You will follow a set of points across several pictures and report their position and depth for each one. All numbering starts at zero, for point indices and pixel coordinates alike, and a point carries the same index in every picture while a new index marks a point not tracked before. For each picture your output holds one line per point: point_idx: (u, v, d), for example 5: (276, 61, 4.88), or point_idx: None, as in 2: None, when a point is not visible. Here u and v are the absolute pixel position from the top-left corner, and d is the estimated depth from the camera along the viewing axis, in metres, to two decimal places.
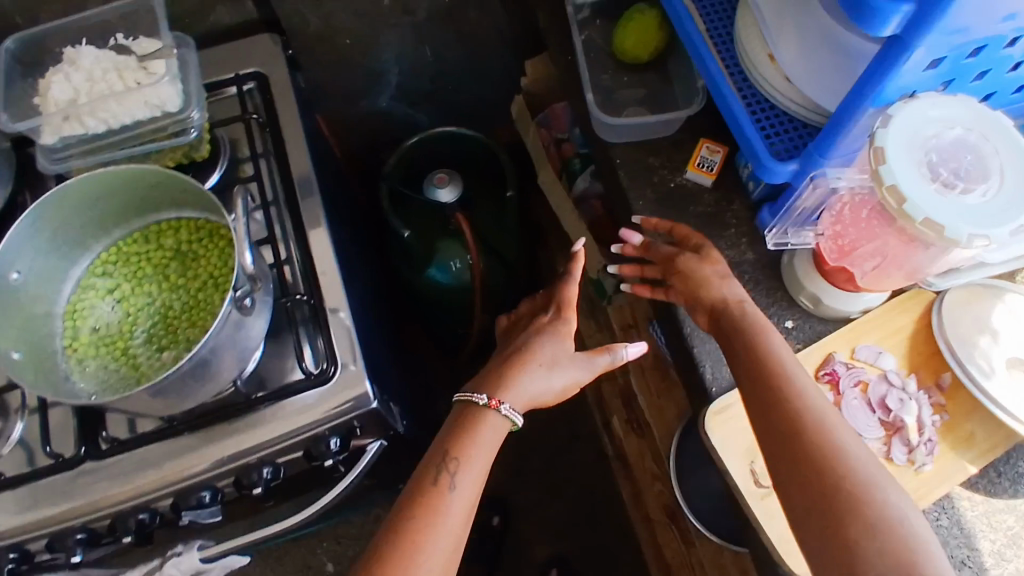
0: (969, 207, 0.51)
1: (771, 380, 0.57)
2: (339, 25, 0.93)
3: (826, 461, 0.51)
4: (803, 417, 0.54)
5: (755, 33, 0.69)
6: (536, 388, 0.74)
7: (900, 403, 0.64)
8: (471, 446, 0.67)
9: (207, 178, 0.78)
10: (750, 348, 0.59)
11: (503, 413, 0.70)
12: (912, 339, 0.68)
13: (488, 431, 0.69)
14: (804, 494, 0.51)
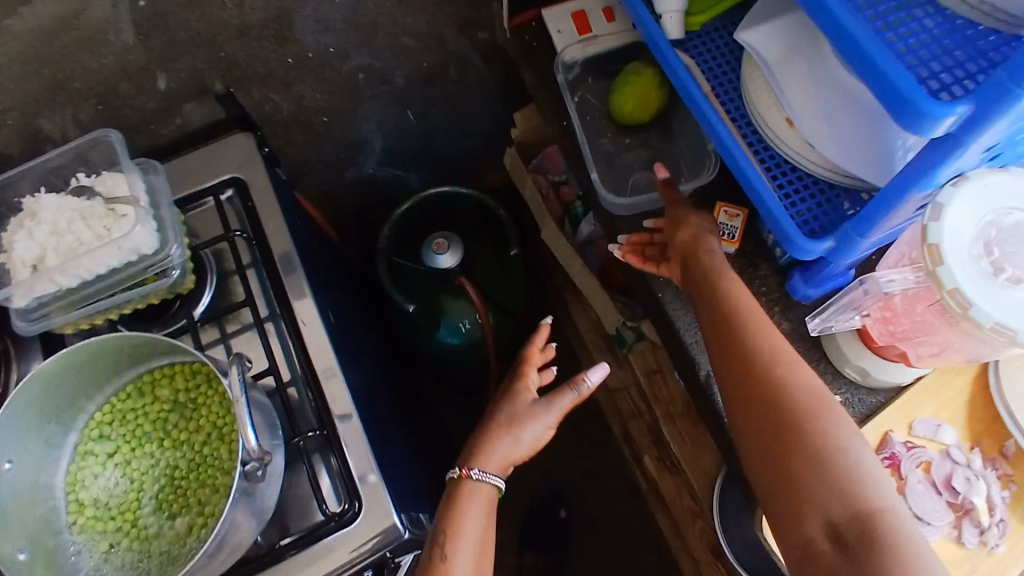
0: None
1: (728, 318, 0.57)
2: (314, 106, 0.89)
3: (777, 395, 0.51)
4: (764, 376, 0.52)
5: (766, 92, 0.63)
6: (506, 448, 0.72)
7: (967, 483, 0.60)
8: (460, 519, 0.65)
9: (197, 301, 0.73)
10: (716, 311, 0.58)
11: (475, 478, 0.68)
12: (969, 406, 0.63)
13: (474, 500, 0.67)
14: (754, 428, 0.51)
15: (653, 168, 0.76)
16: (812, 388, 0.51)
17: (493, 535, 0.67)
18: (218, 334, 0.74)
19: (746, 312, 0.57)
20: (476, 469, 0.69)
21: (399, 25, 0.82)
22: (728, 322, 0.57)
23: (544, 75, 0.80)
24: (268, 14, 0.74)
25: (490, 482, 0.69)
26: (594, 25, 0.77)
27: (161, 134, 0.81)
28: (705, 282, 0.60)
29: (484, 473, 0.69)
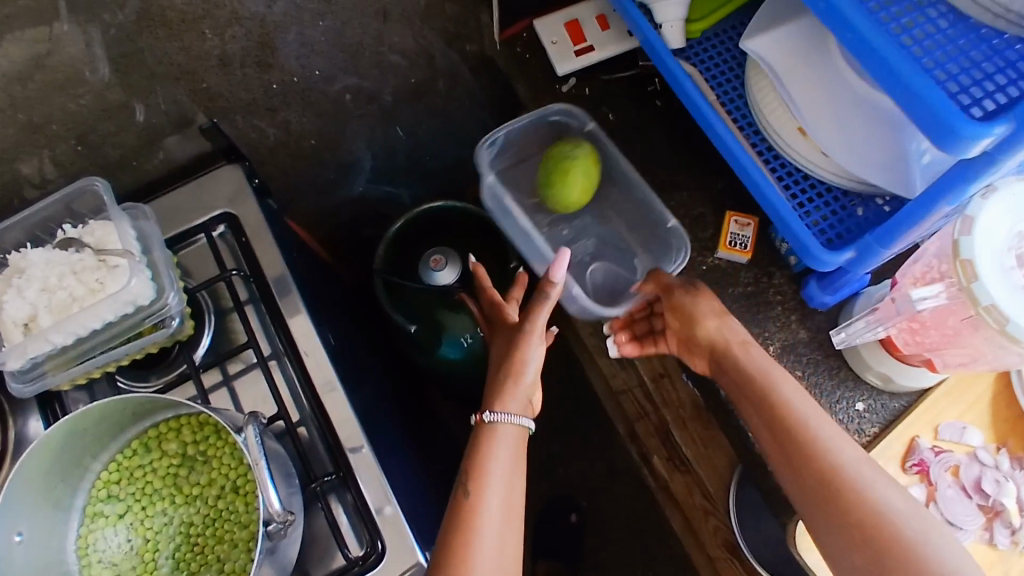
0: None
1: (789, 431, 0.55)
2: (301, 129, 0.86)
3: (861, 509, 0.50)
4: (842, 492, 0.51)
5: (776, 102, 0.62)
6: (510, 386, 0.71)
7: (996, 484, 0.60)
8: (483, 461, 0.65)
9: (197, 343, 0.71)
10: (773, 419, 0.56)
11: (490, 421, 0.68)
12: (993, 405, 0.62)
13: (498, 442, 0.67)
14: (847, 547, 0.50)
15: (601, 252, 0.82)
16: (890, 496, 0.50)
17: (523, 471, 0.67)
18: (221, 377, 0.71)
19: (804, 416, 0.56)
20: (489, 411, 0.69)
21: (386, 42, 0.80)
22: (788, 432, 0.55)
23: (540, 86, 0.78)
24: (251, 42, 0.71)
25: (512, 421, 0.68)
26: (588, 34, 0.75)
27: (144, 169, 0.78)
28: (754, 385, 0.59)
29: (498, 414, 0.68)
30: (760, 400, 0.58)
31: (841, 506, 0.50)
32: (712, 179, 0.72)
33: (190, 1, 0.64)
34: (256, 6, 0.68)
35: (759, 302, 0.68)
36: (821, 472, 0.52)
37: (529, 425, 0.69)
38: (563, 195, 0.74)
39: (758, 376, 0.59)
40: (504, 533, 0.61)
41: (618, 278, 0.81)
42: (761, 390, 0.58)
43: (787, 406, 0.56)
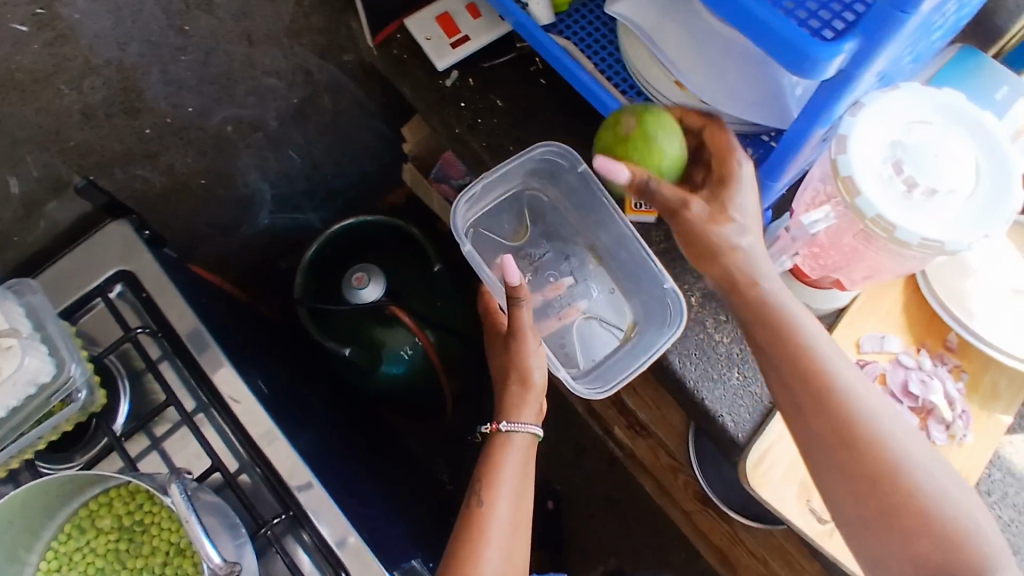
0: (936, 208, 0.47)
1: (793, 359, 0.50)
2: (188, 170, 0.83)
3: (854, 429, 0.48)
4: (848, 417, 0.48)
5: (650, 61, 0.63)
6: (512, 403, 0.71)
7: (924, 385, 0.61)
8: (496, 471, 0.67)
9: (116, 412, 0.67)
10: (772, 341, 0.51)
11: (507, 430, 0.69)
12: (906, 310, 0.64)
13: (510, 453, 0.68)
14: (834, 461, 0.48)
15: (596, 308, 0.76)
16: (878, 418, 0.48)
17: (532, 481, 0.68)
18: (149, 441, 0.67)
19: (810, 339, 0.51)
20: (505, 422, 0.70)
21: (257, 66, 0.78)
22: (859, 452, 0.47)
23: (423, 83, 0.77)
24: (112, 90, 0.68)
25: (525, 431, 0.69)
26: (461, 24, 0.75)
27: (27, 243, 0.73)
28: (815, 391, 0.49)
29: (515, 424, 0.69)
30: (812, 400, 0.49)
31: (911, 541, 0.46)
32: None
33: (36, 60, 0.60)
34: (108, 51, 0.64)
35: (673, 256, 0.69)
36: (900, 501, 0.46)
37: (539, 433, 0.70)
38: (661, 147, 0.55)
39: (762, 306, 0.52)
40: (513, 546, 0.63)
41: (602, 333, 0.75)
42: (825, 402, 0.49)
43: (863, 422, 0.48)
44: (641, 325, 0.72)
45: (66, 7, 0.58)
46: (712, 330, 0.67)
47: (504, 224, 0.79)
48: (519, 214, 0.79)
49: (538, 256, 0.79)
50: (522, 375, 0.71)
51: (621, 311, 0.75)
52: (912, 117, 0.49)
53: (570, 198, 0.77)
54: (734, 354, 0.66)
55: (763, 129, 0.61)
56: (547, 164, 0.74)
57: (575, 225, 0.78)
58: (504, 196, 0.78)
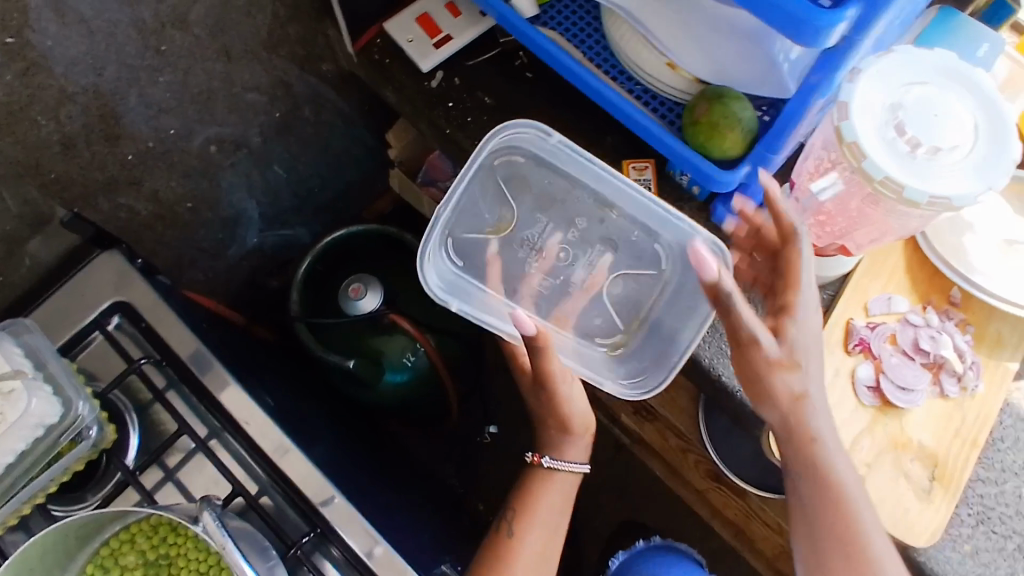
0: (943, 164, 0.48)
1: (813, 471, 0.57)
2: (173, 194, 0.81)
3: (840, 527, 0.57)
4: (832, 502, 0.57)
5: (639, 45, 0.63)
6: (553, 444, 0.75)
7: (933, 341, 0.63)
8: (533, 504, 0.74)
9: (127, 446, 0.66)
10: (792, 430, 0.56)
11: (546, 466, 0.75)
12: (908, 270, 0.65)
13: (551, 487, 0.75)
14: (823, 539, 0.57)
15: (620, 258, 0.71)
16: (861, 512, 0.57)
17: (568, 509, 0.76)
18: (163, 472, 0.66)
19: (823, 439, 0.57)
20: (548, 456, 0.75)
21: (236, 82, 0.76)
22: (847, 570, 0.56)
23: (408, 87, 0.76)
24: (90, 118, 0.66)
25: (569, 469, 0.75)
26: (442, 24, 0.75)
27: (14, 283, 0.71)
28: (828, 522, 0.57)
29: (557, 462, 0.75)
30: (816, 500, 0.57)
31: None
32: (601, 135, 0.73)
33: (11, 92, 0.58)
34: (85, 78, 0.63)
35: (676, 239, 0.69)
36: None
37: (583, 471, 0.76)
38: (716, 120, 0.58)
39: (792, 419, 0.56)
40: (539, 572, 0.72)
41: (635, 283, 0.71)
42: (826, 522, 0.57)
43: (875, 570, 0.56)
44: (676, 265, 0.69)
45: (37, 34, 0.56)
46: None
47: (484, 212, 0.71)
48: (498, 194, 0.72)
49: (536, 229, 0.73)
50: (562, 424, 0.73)
51: (649, 255, 0.70)
52: (912, 78, 0.50)
53: (548, 156, 0.70)
54: None
55: (758, 101, 0.61)
56: (511, 135, 0.69)
57: (565, 184, 0.72)
58: (478, 180, 0.70)
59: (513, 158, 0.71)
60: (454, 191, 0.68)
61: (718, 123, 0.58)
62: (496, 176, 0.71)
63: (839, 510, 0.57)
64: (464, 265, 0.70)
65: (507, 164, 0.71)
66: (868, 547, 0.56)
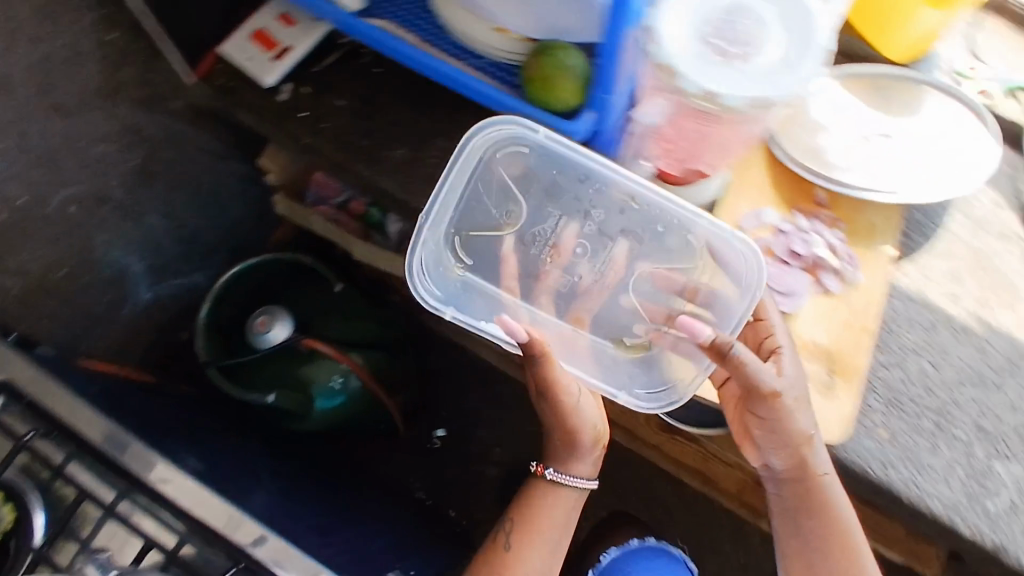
0: (755, 66, 0.49)
1: (810, 487, 0.63)
2: (40, 264, 0.78)
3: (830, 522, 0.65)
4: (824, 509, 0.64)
5: (462, 15, 0.62)
6: (561, 457, 0.74)
7: (806, 243, 0.65)
8: (538, 514, 0.75)
9: (31, 527, 0.61)
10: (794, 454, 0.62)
11: (550, 479, 0.75)
12: (773, 182, 0.67)
13: (557, 500, 0.76)
14: (814, 532, 0.66)
15: (650, 254, 0.67)
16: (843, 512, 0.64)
17: (574, 524, 0.77)
18: (75, 546, 0.63)
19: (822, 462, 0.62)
20: (552, 468, 0.75)
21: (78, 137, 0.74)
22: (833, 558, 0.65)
23: (257, 106, 0.74)
24: None
25: (574, 485, 0.75)
26: (277, 36, 0.73)
27: None
28: (819, 519, 0.65)
29: (563, 477, 0.75)
30: (811, 506, 0.64)
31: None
32: (458, 113, 0.73)
33: None
34: None
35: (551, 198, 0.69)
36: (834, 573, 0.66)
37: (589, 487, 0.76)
38: (549, 73, 0.58)
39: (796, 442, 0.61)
40: None
41: (667, 278, 0.67)
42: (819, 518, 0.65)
43: (855, 553, 0.65)
44: (715, 259, 0.64)
45: None
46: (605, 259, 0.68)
47: (492, 209, 0.68)
48: (508, 192, 0.68)
49: (553, 225, 0.69)
50: (567, 437, 0.71)
51: (683, 245, 0.66)
52: None
53: (553, 158, 0.65)
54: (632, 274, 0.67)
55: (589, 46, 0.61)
56: (509, 139, 0.64)
57: (576, 181, 0.67)
58: (480, 180, 0.67)
59: (520, 150, 0.66)
60: (442, 189, 0.64)
61: (551, 77, 0.58)
62: (505, 176, 0.67)
63: (829, 513, 0.64)
64: (477, 265, 0.68)
65: (512, 163, 0.67)
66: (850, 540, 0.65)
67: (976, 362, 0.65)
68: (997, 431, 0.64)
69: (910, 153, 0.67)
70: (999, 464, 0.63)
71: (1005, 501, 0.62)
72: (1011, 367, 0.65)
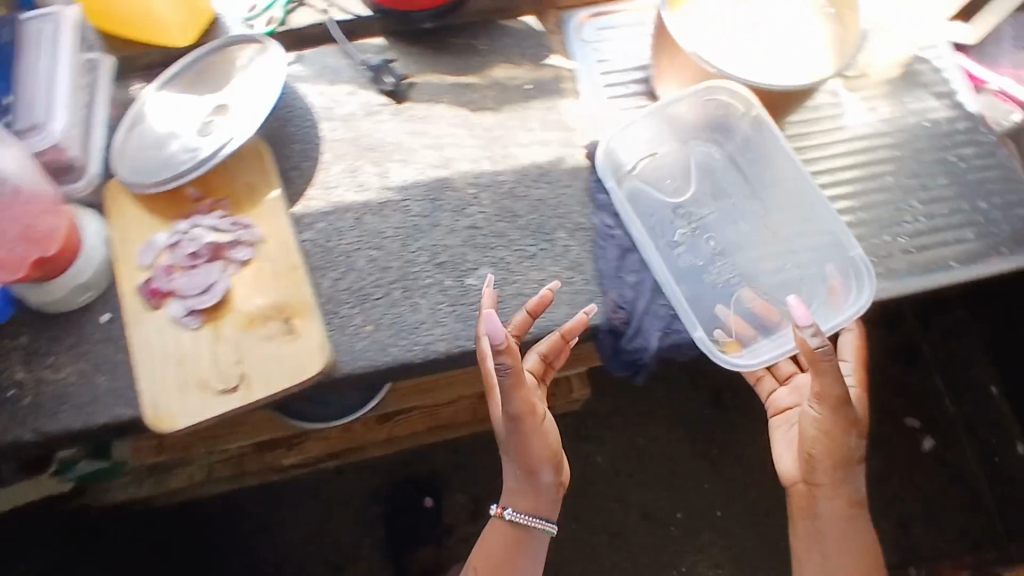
0: None
1: (844, 481, 0.71)
2: None
3: (849, 517, 0.72)
4: (838, 503, 0.72)
5: None
6: (515, 488, 0.72)
7: (195, 241, 0.68)
8: (507, 564, 0.73)
9: None
10: (837, 460, 0.69)
11: (507, 519, 0.73)
12: (153, 213, 0.70)
13: (524, 539, 0.73)
14: (823, 527, 0.72)
15: (768, 262, 0.74)
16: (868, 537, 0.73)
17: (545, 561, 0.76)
18: None
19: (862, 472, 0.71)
20: (510, 509, 0.73)
21: None
22: (841, 550, 0.72)
23: None
24: None
25: (540, 527, 0.73)
26: None
27: None
28: (843, 514, 0.72)
29: (524, 518, 0.72)
30: (823, 494, 0.72)
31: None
32: None
33: None
34: None
35: None
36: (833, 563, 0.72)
37: (553, 529, 0.73)
38: None
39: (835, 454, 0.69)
40: None
41: (807, 293, 0.72)
42: (845, 514, 0.72)
43: (865, 540, 0.73)
44: (845, 277, 0.70)
45: None
46: (51, 374, 0.65)
47: (667, 180, 0.77)
48: (666, 175, 0.77)
49: (666, 185, 0.77)
50: (530, 470, 0.70)
51: (825, 271, 0.72)
52: None
53: (739, 155, 0.78)
54: (83, 370, 0.65)
55: None
56: (718, 117, 0.76)
57: (740, 177, 0.77)
58: (647, 162, 0.77)
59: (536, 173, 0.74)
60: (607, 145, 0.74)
61: None
62: (638, 158, 0.76)
63: (848, 507, 0.72)
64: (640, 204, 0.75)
65: (699, 156, 0.78)
66: (868, 540, 0.73)
67: (405, 220, 0.71)
68: (451, 257, 0.70)
69: (243, 108, 0.71)
70: (471, 277, 0.69)
71: (489, 302, 0.68)
72: (433, 205, 0.72)
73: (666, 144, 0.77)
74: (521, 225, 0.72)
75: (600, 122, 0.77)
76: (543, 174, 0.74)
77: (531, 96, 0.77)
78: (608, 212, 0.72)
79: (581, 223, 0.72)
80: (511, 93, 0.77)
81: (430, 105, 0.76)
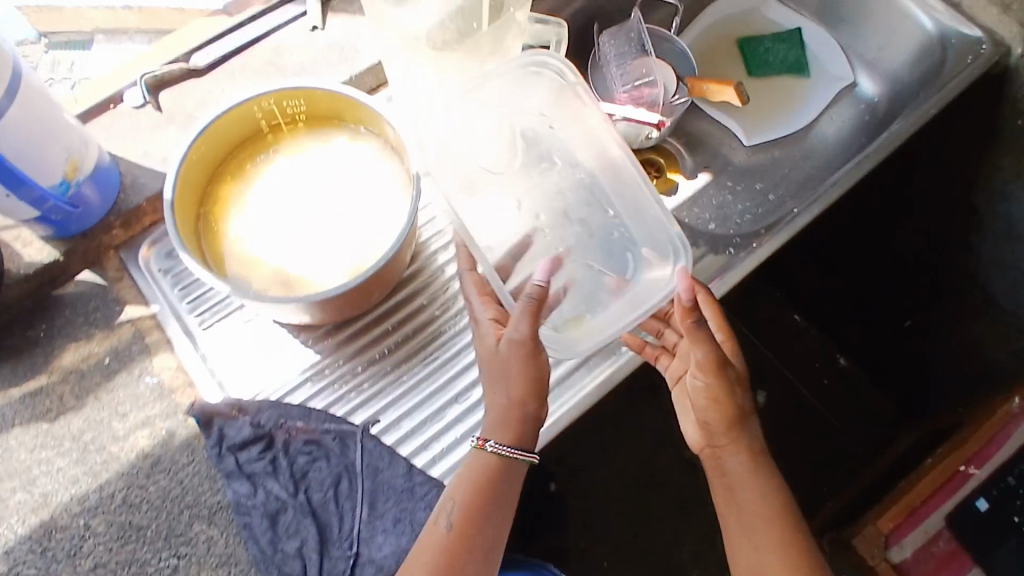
0: None
1: (744, 421, 0.62)
2: None
3: (764, 474, 0.61)
4: (752, 458, 0.61)
5: None
6: (492, 404, 0.60)
7: None
8: (480, 491, 0.58)
9: None
10: (734, 397, 0.61)
11: (489, 449, 0.59)
12: None
13: (501, 476, 0.58)
14: (746, 494, 0.61)
15: (584, 247, 0.65)
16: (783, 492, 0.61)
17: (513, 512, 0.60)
18: None
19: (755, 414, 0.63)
20: (491, 441, 0.59)
21: None
22: (762, 518, 0.60)
23: None
24: None
25: (519, 458, 0.59)
26: None
27: None
28: (752, 471, 0.61)
29: (503, 445, 0.58)
30: (730, 441, 0.62)
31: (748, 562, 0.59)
32: None
33: None
34: None
35: None
36: (763, 539, 0.59)
37: (534, 457, 0.60)
38: None
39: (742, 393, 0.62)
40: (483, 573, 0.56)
41: (607, 264, 0.64)
42: (759, 466, 0.61)
43: (791, 504, 0.60)
44: (657, 261, 0.62)
45: None
46: None
47: (479, 150, 0.67)
48: (505, 142, 0.68)
49: (460, 172, 0.66)
50: (519, 395, 0.58)
51: (644, 250, 0.64)
52: None
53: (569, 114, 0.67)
54: None
55: None
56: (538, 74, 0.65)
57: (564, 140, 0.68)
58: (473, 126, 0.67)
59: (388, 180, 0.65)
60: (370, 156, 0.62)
61: None
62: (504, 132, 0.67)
63: (758, 465, 0.61)
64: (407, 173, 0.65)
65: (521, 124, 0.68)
66: (791, 507, 0.61)
67: None
68: None
69: None
70: None
71: None
72: (44, 558, 0.60)
73: (288, 348, 0.68)
74: (150, 538, 0.61)
75: (201, 361, 0.67)
76: (156, 462, 0.63)
77: (113, 372, 0.66)
78: (240, 476, 0.62)
79: (216, 503, 0.62)
80: (90, 376, 0.66)
81: (4, 437, 0.64)
